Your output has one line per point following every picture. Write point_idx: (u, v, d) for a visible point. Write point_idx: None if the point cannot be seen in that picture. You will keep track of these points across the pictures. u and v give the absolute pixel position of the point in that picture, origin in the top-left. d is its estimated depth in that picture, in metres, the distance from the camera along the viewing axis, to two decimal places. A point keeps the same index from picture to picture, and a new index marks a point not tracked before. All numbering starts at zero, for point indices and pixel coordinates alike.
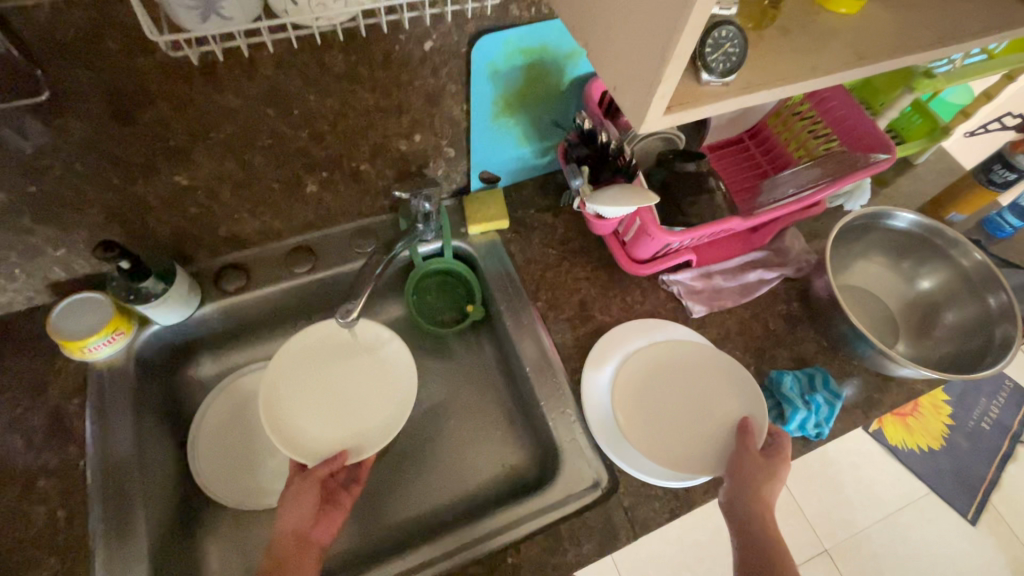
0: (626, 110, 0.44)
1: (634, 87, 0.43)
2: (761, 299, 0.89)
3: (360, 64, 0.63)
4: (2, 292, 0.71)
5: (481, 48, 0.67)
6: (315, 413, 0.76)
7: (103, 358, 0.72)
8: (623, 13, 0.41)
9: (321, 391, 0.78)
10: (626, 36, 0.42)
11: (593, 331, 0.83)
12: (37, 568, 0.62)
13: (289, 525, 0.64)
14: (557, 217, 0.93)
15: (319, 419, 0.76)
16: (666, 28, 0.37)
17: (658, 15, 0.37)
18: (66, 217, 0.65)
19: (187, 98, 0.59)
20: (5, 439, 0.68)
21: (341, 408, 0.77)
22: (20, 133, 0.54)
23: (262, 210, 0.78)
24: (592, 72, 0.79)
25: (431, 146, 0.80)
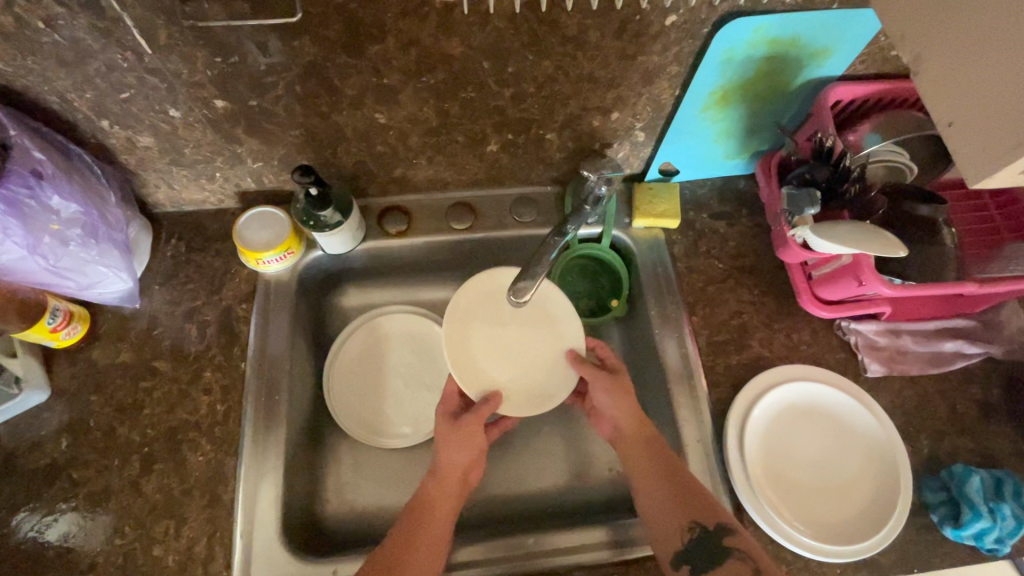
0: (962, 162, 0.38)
1: (984, 134, 0.37)
2: (952, 375, 0.76)
3: (593, 29, 0.58)
4: (199, 191, 0.75)
5: (727, 31, 0.60)
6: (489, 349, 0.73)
7: (272, 271, 0.76)
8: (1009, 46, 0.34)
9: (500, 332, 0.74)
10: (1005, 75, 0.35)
11: (748, 362, 0.76)
12: (195, 451, 0.68)
13: (454, 465, 0.67)
14: (732, 227, 0.84)
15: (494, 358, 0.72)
16: None
17: None
18: (272, 135, 0.67)
19: (415, 40, 0.57)
20: (181, 326, 0.74)
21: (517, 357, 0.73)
22: (262, 49, 0.55)
23: (440, 161, 0.76)
24: (835, 76, 0.68)
25: (625, 127, 0.74)
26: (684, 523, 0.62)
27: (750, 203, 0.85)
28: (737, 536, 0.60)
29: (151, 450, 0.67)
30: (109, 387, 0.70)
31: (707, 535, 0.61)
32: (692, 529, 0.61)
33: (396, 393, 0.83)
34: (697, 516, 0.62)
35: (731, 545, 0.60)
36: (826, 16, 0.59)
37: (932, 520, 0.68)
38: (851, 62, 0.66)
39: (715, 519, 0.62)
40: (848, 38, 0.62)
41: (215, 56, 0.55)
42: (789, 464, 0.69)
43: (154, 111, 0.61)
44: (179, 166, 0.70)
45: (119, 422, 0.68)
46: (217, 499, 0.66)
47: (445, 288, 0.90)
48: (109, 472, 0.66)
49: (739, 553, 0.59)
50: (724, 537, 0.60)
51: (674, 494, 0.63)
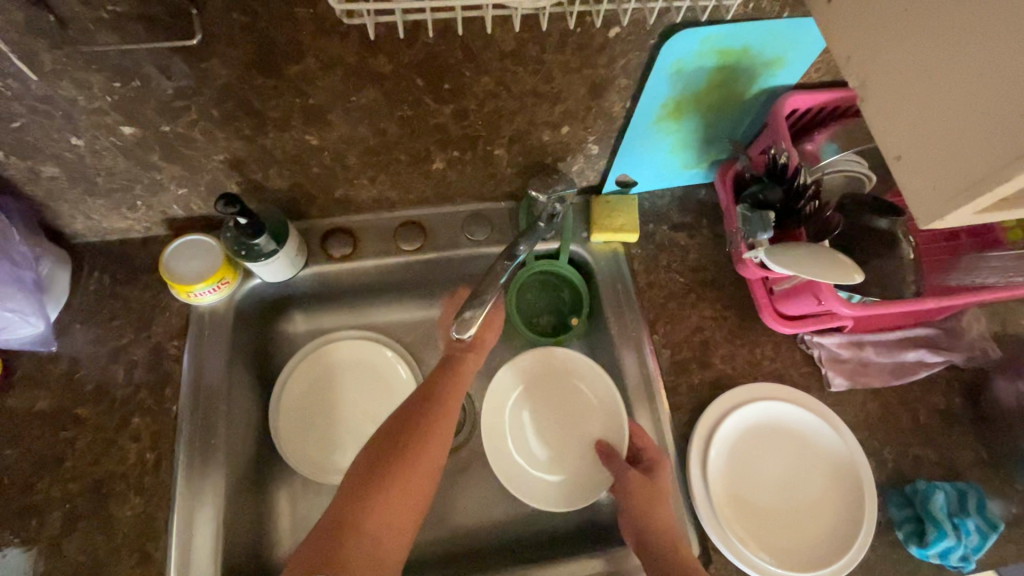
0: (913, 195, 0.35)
1: (933, 170, 0.34)
2: (915, 385, 0.75)
3: (532, 43, 0.54)
4: (122, 220, 0.69)
5: (674, 43, 0.56)
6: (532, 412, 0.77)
7: (206, 304, 0.71)
8: (963, 75, 0.32)
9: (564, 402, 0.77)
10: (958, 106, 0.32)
11: (711, 380, 0.73)
12: (122, 504, 0.63)
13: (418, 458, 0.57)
14: (693, 239, 0.81)
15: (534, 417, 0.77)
16: None
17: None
18: (192, 160, 0.61)
19: (339, 58, 0.52)
20: (106, 367, 0.68)
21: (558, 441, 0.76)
22: (166, 72, 0.50)
23: (383, 180, 0.71)
24: (789, 85, 0.66)
25: (576, 141, 0.70)
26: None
27: (710, 213, 0.82)
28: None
29: (75, 506, 0.62)
30: (26, 438, 0.64)
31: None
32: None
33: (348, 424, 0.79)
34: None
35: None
36: (776, 26, 0.57)
37: (897, 536, 0.67)
38: (805, 70, 0.64)
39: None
40: (801, 46, 0.60)
41: (114, 81, 0.50)
42: (753, 489, 0.67)
43: (53, 140, 0.55)
44: (94, 195, 0.64)
45: (38, 477, 0.63)
46: (148, 556, 0.61)
47: (399, 310, 0.86)
48: (27, 533, 0.61)
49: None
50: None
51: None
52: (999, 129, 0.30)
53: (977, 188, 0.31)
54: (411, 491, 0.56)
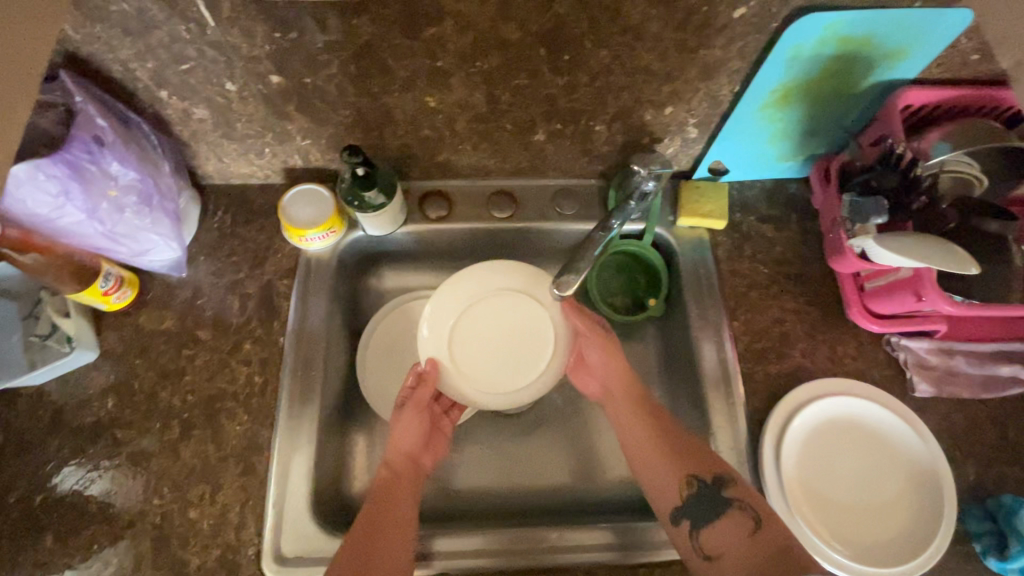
0: None
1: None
2: (1007, 401, 0.73)
3: (656, 19, 0.56)
4: (248, 165, 0.76)
5: (798, 28, 0.57)
6: (469, 334, 0.72)
7: (313, 249, 0.77)
8: None
9: (507, 321, 0.73)
10: None
11: (788, 372, 0.73)
12: (232, 420, 0.69)
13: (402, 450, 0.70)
14: (780, 231, 0.81)
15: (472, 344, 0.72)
16: None
17: None
18: (322, 112, 0.67)
19: (473, 22, 0.56)
20: (223, 298, 0.75)
21: (488, 371, 0.71)
22: (320, 26, 0.55)
23: (485, 147, 0.75)
24: (906, 80, 0.65)
25: (677, 122, 0.72)
26: (680, 478, 0.64)
27: (801, 208, 0.82)
28: (736, 486, 0.63)
29: (191, 416, 0.69)
30: (154, 352, 0.72)
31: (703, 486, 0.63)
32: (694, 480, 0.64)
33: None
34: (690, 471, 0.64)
35: (732, 496, 0.62)
36: (905, 16, 0.56)
37: (974, 548, 0.66)
38: (927, 65, 0.63)
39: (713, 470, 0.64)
40: (928, 39, 0.59)
41: (275, 32, 0.55)
42: (827, 479, 0.67)
43: (210, 84, 0.62)
44: (230, 140, 0.71)
45: (161, 387, 0.70)
46: (251, 468, 0.67)
47: None
48: (149, 435, 0.68)
49: (739, 503, 0.62)
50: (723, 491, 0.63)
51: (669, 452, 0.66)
52: None
53: None
54: (399, 533, 0.62)
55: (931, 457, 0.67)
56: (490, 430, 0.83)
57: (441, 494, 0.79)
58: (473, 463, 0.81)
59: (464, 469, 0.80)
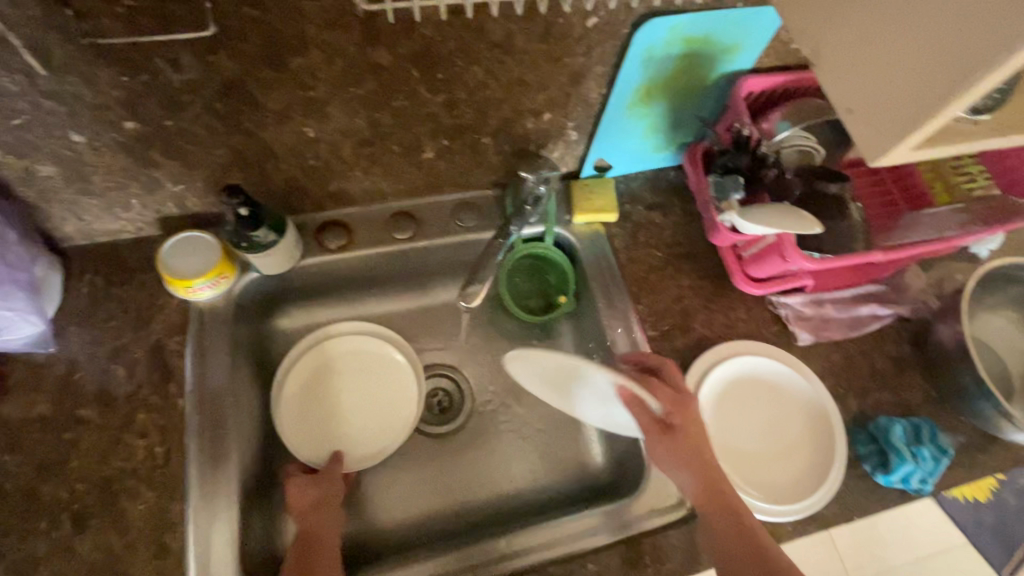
0: (859, 139, 0.40)
1: (877, 119, 0.39)
2: (870, 336, 0.84)
3: (518, 33, 0.59)
4: (115, 220, 0.70)
5: (646, 31, 0.62)
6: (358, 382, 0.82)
7: (204, 299, 0.72)
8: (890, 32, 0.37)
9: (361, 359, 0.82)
10: (889, 58, 0.37)
11: (692, 344, 0.80)
12: (135, 499, 0.63)
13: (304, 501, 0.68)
14: (666, 216, 0.88)
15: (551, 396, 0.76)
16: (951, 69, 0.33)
17: (948, 47, 0.33)
18: (192, 156, 0.63)
19: (341, 51, 0.55)
20: (106, 368, 0.68)
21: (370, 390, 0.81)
22: (173, 65, 0.52)
23: (376, 171, 0.74)
24: (745, 70, 0.73)
25: (557, 128, 0.75)
26: None
27: (680, 193, 0.89)
28: None
29: (84, 506, 0.62)
30: (27, 442, 0.64)
31: None
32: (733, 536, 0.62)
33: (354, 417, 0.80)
34: None
35: None
36: (732, 15, 0.64)
37: (865, 469, 0.74)
38: (759, 56, 0.71)
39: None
40: (755, 34, 0.67)
41: (121, 76, 0.52)
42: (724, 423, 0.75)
43: (53, 138, 0.56)
44: (89, 195, 0.65)
45: (42, 480, 0.62)
46: (165, 549, 0.61)
47: (392, 299, 0.88)
48: (34, 537, 0.60)
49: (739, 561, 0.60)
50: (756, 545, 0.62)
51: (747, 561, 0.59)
52: (920, 73, 0.35)
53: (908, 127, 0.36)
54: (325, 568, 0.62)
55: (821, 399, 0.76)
56: (426, 453, 0.82)
57: (377, 530, 0.77)
58: (406, 495, 0.80)
59: (400, 497, 0.79)
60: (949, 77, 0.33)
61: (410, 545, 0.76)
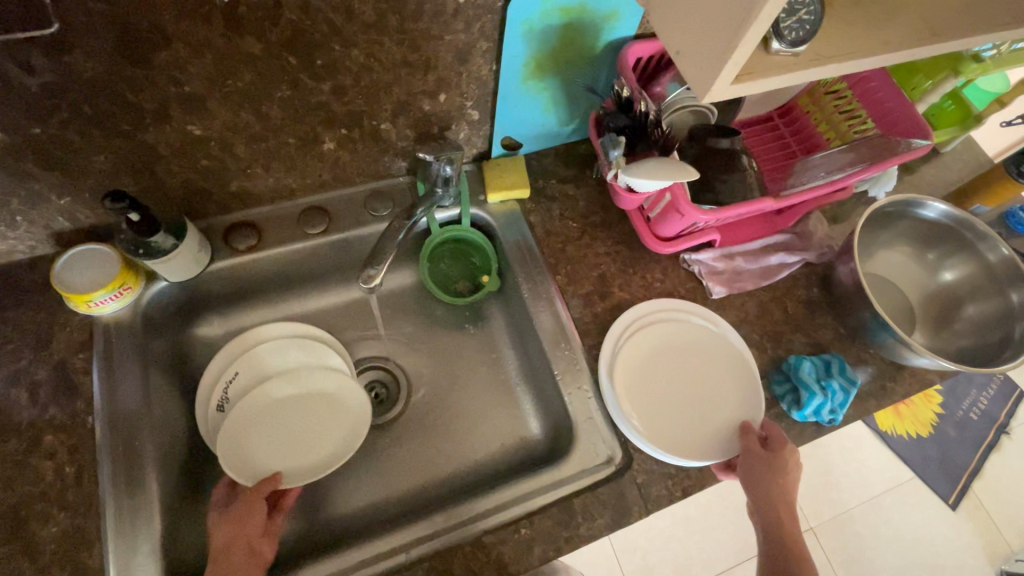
0: (689, 79, 0.42)
1: (698, 58, 0.40)
2: (781, 283, 0.88)
3: (390, 13, 0.59)
4: (3, 240, 0.67)
5: (519, 4, 0.64)
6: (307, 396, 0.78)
7: (109, 313, 0.70)
8: None
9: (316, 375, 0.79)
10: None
11: (611, 307, 0.82)
12: (46, 522, 0.61)
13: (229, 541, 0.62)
14: (579, 188, 0.90)
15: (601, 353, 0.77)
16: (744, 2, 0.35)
17: None
18: (72, 164, 0.61)
19: (205, 42, 0.55)
20: (7, 392, 0.66)
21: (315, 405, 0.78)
22: (26, 68, 0.51)
23: (276, 166, 0.74)
24: (630, 37, 0.76)
25: (455, 108, 0.76)
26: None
27: (591, 164, 0.92)
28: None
29: None
30: None
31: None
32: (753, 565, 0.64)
33: (300, 428, 0.76)
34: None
35: None
36: None
37: (782, 408, 0.78)
38: (640, 22, 0.74)
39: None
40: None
41: None
42: (652, 374, 0.76)
43: None
44: None
45: None
46: (82, 568, 0.59)
47: (316, 296, 0.88)
48: None
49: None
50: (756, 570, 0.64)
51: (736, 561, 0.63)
52: (723, 10, 0.37)
53: (721, 61, 0.38)
54: None
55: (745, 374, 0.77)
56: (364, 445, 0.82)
57: (306, 528, 0.75)
58: (334, 490, 0.79)
59: (339, 491, 0.79)
60: (740, 7, 0.35)
61: (346, 534, 0.75)
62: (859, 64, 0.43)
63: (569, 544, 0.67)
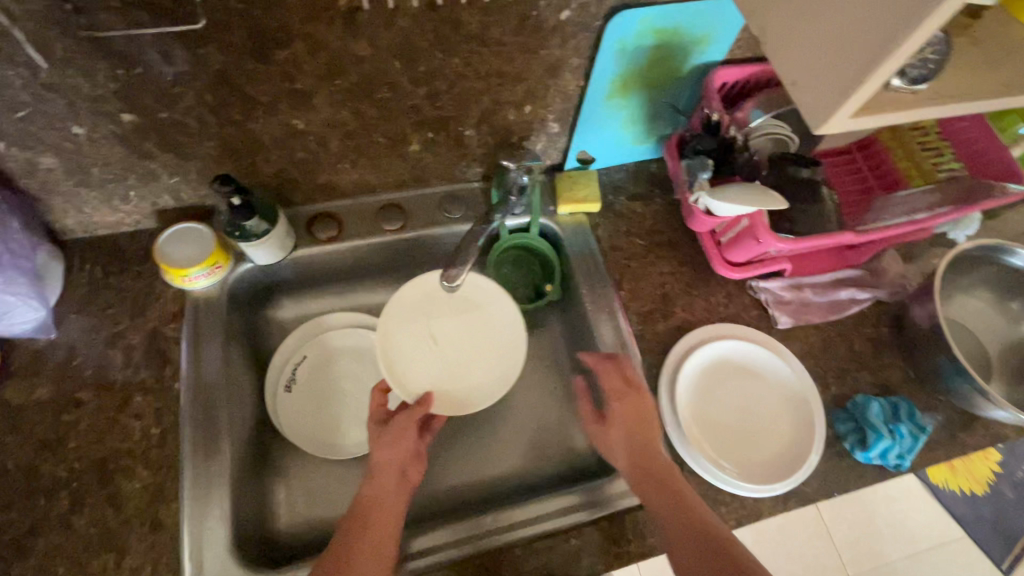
0: (803, 109, 0.42)
1: (818, 89, 0.41)
2: (849, 319, 0.86)
3: (494, 26, 0.62)
4: (114, 212, 0.73)
5: (617, 24, 0.65)
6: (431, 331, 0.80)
7: (200, 288, 0.75)
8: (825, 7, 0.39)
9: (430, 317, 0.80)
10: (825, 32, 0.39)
11: (674, 328, 0.82)
12: (130, 478, 0.65)
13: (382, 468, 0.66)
14: (648, 206, 0.90)
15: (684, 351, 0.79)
16: (877, 38, 0.35)
17: (874, 19, 0.36)
18: (186, 147, 0.66)
19: (323, 43, 0.58)
20: (104, 353, 0.71)
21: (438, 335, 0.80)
22: (166, 58, 0.55)
23: (364, 163, 0.77)
24: (718, 61, 0.76)
25: (538, 119, 0.78)
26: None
27: (661, 184, 0.92)
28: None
29: (81, 485, 0.64)
30: (27, 425, 0.66)
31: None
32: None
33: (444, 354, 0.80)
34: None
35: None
36: (700, 7, 0.66)
37: (844, 447, 0.76)
38: (730, 47, 0.74)
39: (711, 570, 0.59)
40: (724, 25, 0.70)
41: (117, 69, 0.55)
42: (721, 387, 0.77)
43: (54, 130, 0.59)
44: (88, 187, 0.68)
45: (42, 460, 0.65)
46: (159, 525, 0.63)
47: (382, 290, 0.91)
48: (33, 515, 0.62)
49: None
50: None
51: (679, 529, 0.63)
52: (852, 45, 0.37)
53: (845, 94, 0.38)
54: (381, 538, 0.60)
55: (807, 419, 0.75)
56: None
57: None
58: None
59: None
60: (878, 42, 0.35)
61: None
62: (983, 103, 0.43)
63: (619, 560, 0.67)
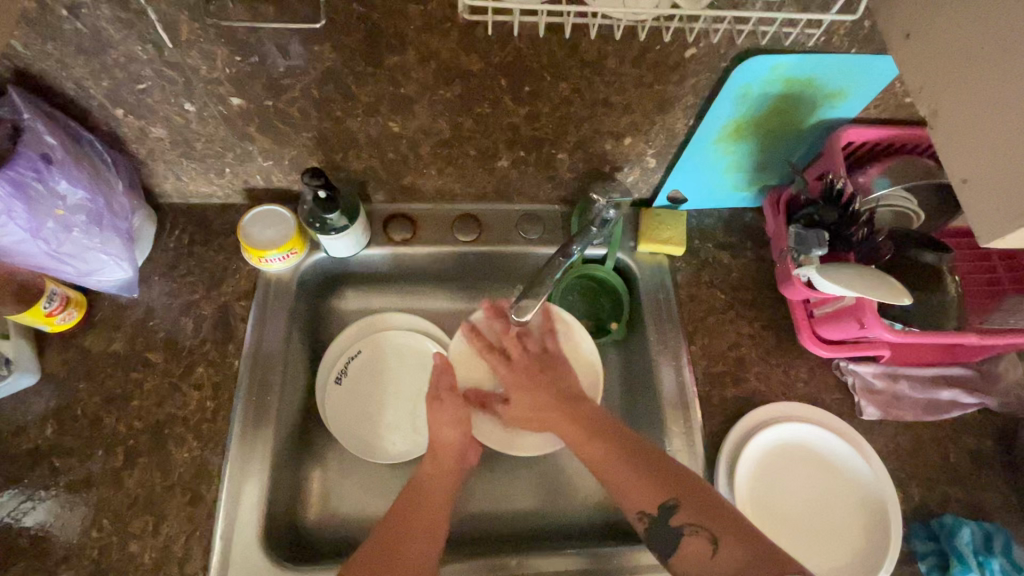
0: (970, 213, 0.39)
1: (996, 200, 0.37)
2: (947, 424, 0.76)
3: (613, 55, 0.58)
4: (208, 185, 0.75)
5: (748, 67, 0.60)
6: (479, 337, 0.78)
7: (273, 270, 0.76)
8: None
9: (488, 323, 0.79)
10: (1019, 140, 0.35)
11: (743, 397, 0.75)
12: (180, 445, 0.67)
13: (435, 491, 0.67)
14: (736, 258, 0.84)
15: (771, 418, 0.73)
16: None
17: None
18: (284, 135, 0.67)
19: (435, 53, 0.57)
20: (177, 318, 0.73)
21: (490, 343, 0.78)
22: (283, 51, 0.55)
23: (449, 171, 0.76)
24: (847, 118, 0.69)
25: (636, 153, 0.74)
26: (633, 509, 0.60)
27: (754, 236, 0.85)
28: (684, 510, 0.57)
29: (136, 443, 0.67)
30: (100, 375, 0.69)
31: (654, 521, 0.58)
32: (666, 506, 0.58)
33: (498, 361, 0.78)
34: (642, 501, 0.59)
35: (680, 523, 0.57)
36: (845, 60, 0.60)
37: (920, 569, 0.68)
38: (866, 105, 0.67)
39: (659, 499, 0.59)
40: (864, 83, 0.63)
41: (234, 55, 0.56)
42: (793, 469, 0.71)
43: (167, 104, 0.61)
44: (189, 159, 0.70)
45: (106, 411, 0.68)
46: (199, 498, 0.65)
47: (444, 298, 0.89)
48: (90, 463, 0.65)
49: (691, 529, 0.56)
50: (672, 516, 0.58)
51: (630, 461, 0.62)
52: None
53: None
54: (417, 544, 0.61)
55: (870, 546, 0.67)
56: None
57: None
58: None
59: None
60: None
61: None
62: None
63: None
